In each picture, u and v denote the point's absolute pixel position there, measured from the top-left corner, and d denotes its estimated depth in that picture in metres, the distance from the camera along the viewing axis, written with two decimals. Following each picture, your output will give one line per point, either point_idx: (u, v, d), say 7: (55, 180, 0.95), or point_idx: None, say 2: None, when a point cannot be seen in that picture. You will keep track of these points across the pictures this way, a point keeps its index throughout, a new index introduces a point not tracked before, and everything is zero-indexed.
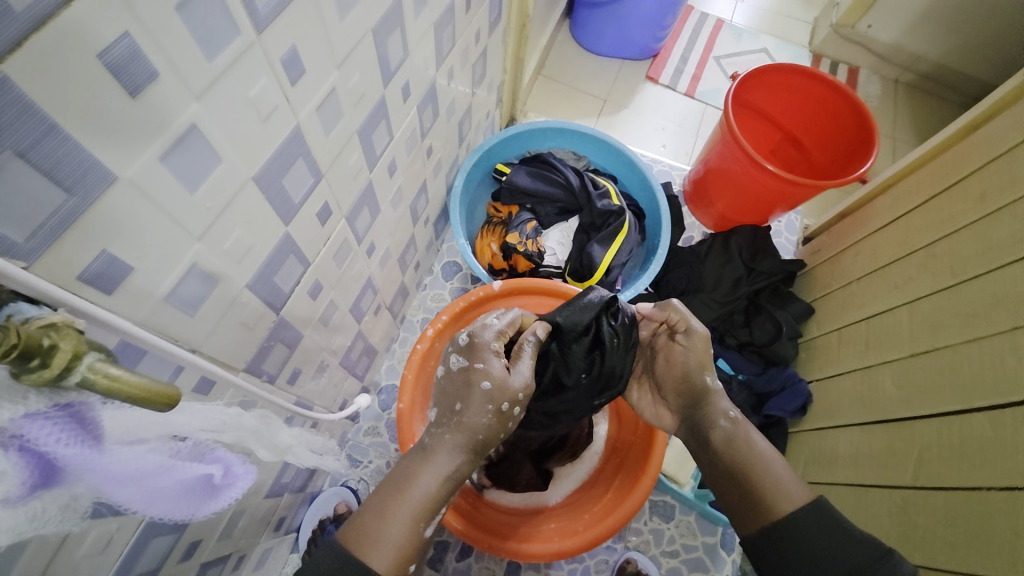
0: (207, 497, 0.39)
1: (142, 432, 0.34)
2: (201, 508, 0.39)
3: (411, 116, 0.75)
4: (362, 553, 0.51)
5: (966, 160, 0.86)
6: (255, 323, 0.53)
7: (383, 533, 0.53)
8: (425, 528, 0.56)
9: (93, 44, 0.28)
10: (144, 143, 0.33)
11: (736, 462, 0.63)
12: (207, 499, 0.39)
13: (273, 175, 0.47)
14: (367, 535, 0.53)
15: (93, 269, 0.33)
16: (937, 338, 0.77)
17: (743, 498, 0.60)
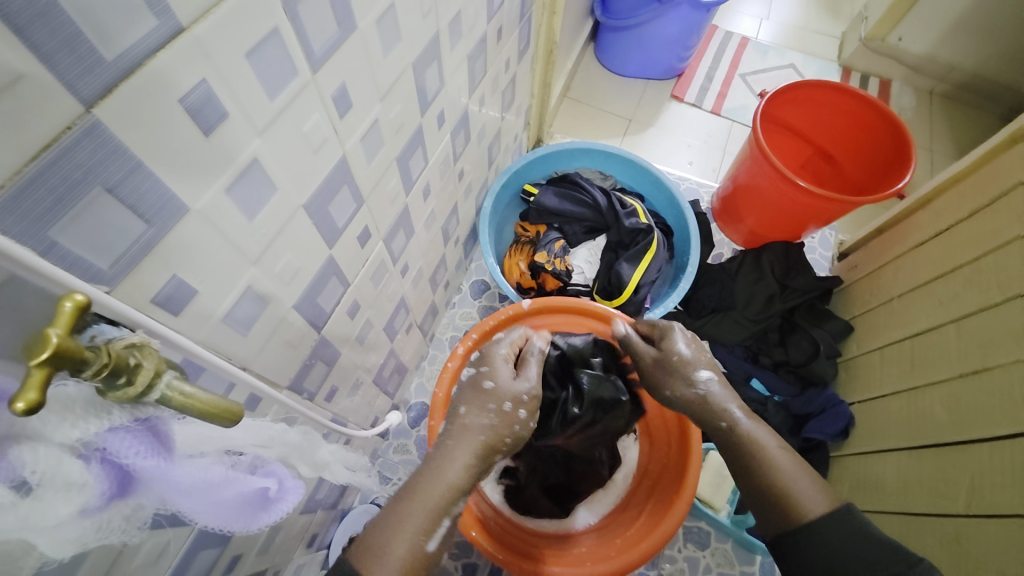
0: (260, 510, 0.41)
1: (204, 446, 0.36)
2: (255, 521, 0.41)
3: (445, 141, 0.78)
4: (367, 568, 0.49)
5: (1008, 172, 0.83)
6: (299, 342, 0.56)
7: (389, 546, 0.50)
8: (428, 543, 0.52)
9: (175, 90, 0.31)
10: (212, 176, 0.36)
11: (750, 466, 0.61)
12: (261, 512, 0.41)
13: (321, 202, 0.50)
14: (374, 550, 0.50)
15: (164, 292, 0.36)
16: (988, 358, 0.74)
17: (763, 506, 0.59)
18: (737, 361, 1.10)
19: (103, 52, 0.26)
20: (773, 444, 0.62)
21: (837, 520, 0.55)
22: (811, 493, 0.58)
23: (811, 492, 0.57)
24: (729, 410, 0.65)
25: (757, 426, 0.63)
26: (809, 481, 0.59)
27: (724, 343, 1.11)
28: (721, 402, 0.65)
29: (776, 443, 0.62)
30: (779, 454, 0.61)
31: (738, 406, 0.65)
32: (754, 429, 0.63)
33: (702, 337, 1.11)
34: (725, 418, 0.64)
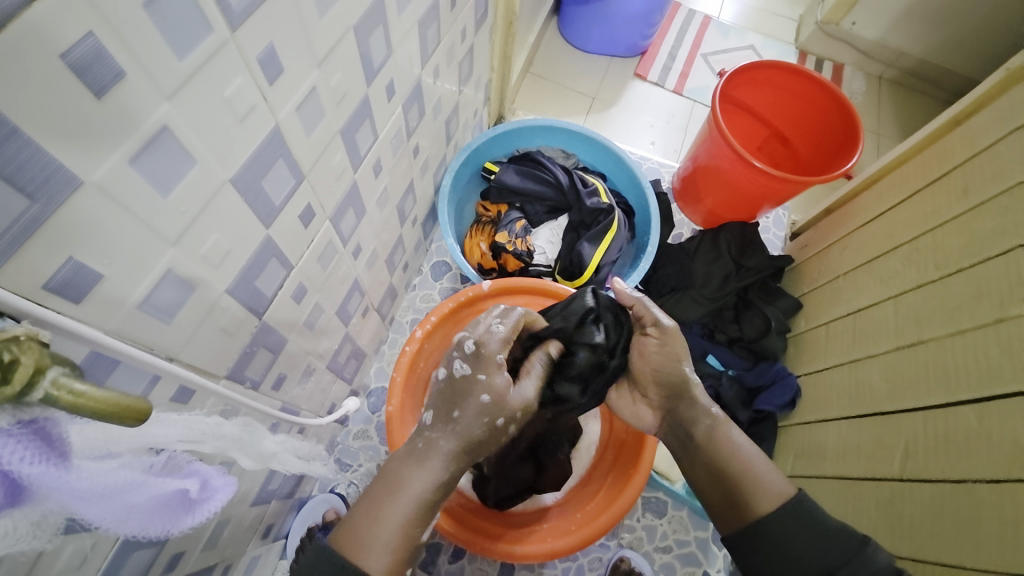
0: (184, 511, 0.37)
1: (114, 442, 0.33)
2: (175, 523, 0.37)
3: (397, 115, 0.73)
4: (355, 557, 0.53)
5: (949, 154, 0.87)
6: (236, 328, 0.52)
7: (374, 536, 0.54)
8: (422, 533, 0.57)
9: (54, 44, 0.27)
10: (108, 145, 0.32)
11: (713, 463, 0.65)
12: (183, 514, 0.37)
13: (252, 177, 0.46)
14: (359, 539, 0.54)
15: (60, 277, 0.32)
16: (922, 331, 0.78)
17: (728, 499, 0.64)
18: (694, 338, 1.13)
19: None
20: (745, 441, 0.67)
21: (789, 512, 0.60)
22: (766, 487, 0.63)
23: (769, 485, 0.63)
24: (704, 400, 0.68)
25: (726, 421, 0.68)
26: (766, 471, 0.64)
27: (683, 321, 1.13)
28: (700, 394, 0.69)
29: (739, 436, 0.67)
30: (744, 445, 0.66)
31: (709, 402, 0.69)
32: (725, 426, 0.67)
33: (662, 315, 1.14)
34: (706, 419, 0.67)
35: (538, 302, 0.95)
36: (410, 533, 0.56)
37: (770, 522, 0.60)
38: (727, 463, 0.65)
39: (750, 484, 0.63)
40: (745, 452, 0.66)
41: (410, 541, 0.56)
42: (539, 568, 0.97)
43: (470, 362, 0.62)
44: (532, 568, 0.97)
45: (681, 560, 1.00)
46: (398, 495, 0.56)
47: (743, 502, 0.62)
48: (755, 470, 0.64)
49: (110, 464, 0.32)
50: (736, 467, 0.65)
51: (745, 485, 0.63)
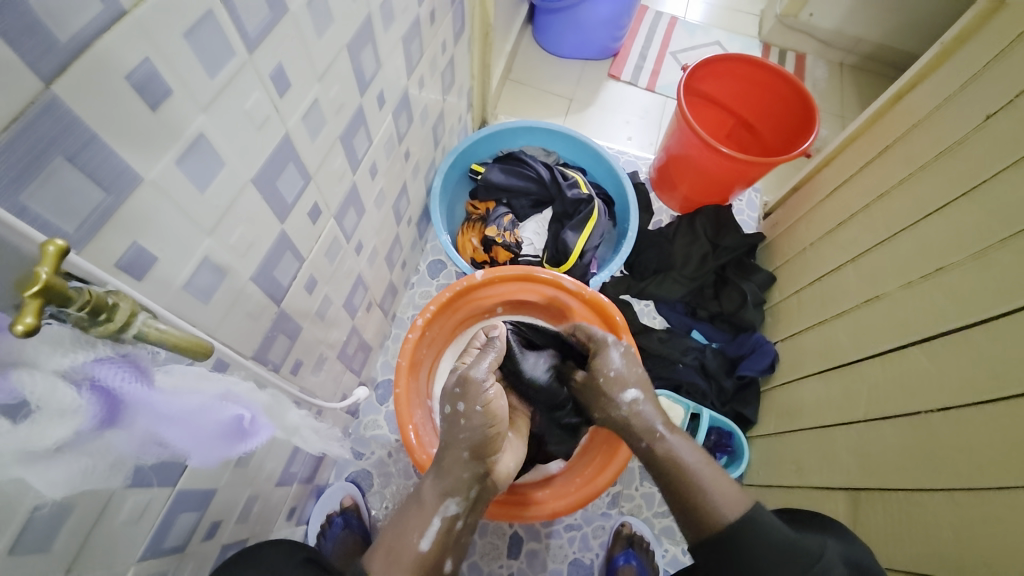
0: (238, 439, 0.47)
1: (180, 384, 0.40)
2: (233, 449, 0.47)
3: (388, 122, 0.81)
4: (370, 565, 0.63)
5: (894, 127, 0.96)
6: (259, 313, 0.59)
7: (400, 543, 0.65)
8: (421, 542, 0.65)
9: (121, 68, 0.34)
10: (161, 149, 0.39)
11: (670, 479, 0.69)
12: (237, 442, 0.47)
13: (269, 177, 0.53)
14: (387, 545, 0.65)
15: (126, 257, 0.39)
16: (878, 287, 0.86)
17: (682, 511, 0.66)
18: (677, 316, 1.22)
19: (57, 33, 0.30)
20: (693, 459, 0.69)
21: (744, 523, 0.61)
22: (726, 500, 0.64)
23: (722, 495, 0.64)
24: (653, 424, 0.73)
25: (678, 442, 0.71)
26: (716, 480, 0.66)
27: (666, 301, 1.22)
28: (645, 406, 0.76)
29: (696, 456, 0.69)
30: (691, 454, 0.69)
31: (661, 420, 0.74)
32: (675, 445, 0.71)
33: (647, 296, 1.22)
34: (646, 437, 0.73)
35: (530, 288, 1.03)
36: (416, 545, 0.65)
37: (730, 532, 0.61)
38: (678, 480, 0.67)
39: (706, 496, 0.65)
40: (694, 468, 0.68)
41: (414, 552, 0.64)
42: (546, 537, 1.03)
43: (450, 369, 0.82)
44: (539, 537, 1.03)
45: None
46: (422, 512, 0.67)
47: (698, 512, 0.64)
48: (705, 476, 0.67)
49: (182, 398, 0.40)
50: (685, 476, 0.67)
51: (699, 498, 0.65)
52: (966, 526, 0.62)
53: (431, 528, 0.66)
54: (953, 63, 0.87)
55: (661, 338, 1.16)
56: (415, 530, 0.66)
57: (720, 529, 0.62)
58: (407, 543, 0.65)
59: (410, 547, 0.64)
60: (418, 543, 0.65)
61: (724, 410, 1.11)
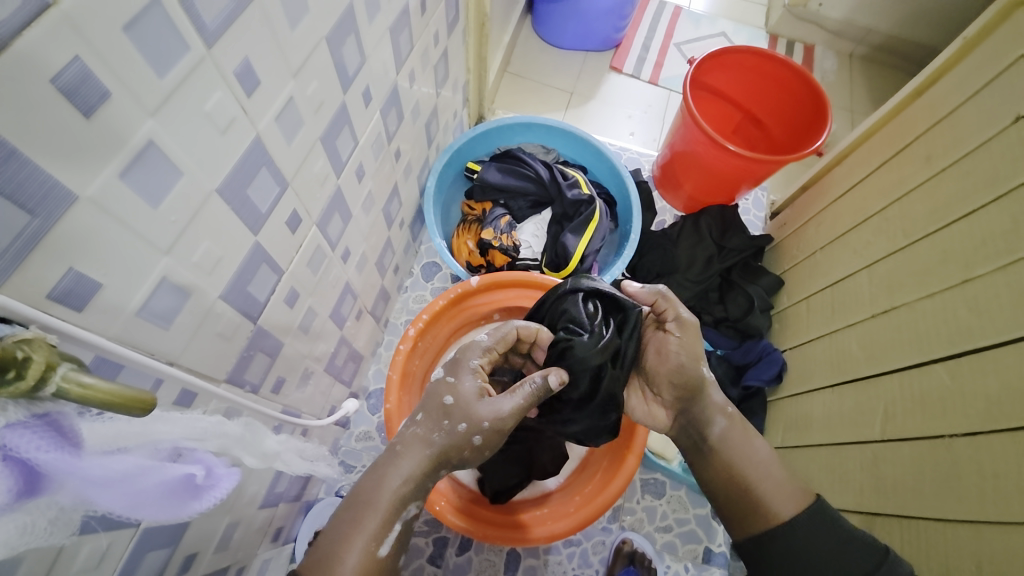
0: (190, 498, 0.40)
1: (118, 438, 0.34)
2: (185, 508, 0.39)
3: (375, 120, 0.76)
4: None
5: (912, 125, 0.90)
6: (232, 333, 0.54)
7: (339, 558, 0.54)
8: (379, 548, 0.57)
9: (46, 70, 0.29)
10: (100, 161, 0.34)
11: (731, 469, 0.69)
12: (190, 500, 0.40)
13: (237, 185, 0.48)
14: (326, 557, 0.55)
15: (62, 286, 0.34)
16: (894, 297, 0.81)
17: (745, 509, 0.67)
18: None
19: None
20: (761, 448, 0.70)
21: (814, 516, 0.64)
22: (780, 499, 0.66)
23: (781, 499, 0.65)
24: (716, 418, 0.71)
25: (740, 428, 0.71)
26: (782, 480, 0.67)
27: None
28: (714, 395, 0.72)
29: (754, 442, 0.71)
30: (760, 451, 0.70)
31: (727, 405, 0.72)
32: (738, 426, 0.71)
33: None
34: (714, 425, 0.71)
35: (527, 294, 0.98)
36: (370, 551, 0.56)
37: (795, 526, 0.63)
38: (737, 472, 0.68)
39: (770, 491, 0.66)
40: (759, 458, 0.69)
41: (368, 558, 0.56)
42: (545, 554, 0.99)
43: (447, 367, 0.68)
44: (538, 554, 0.99)
45: (681, 539, 1.03)
46: (364, 517, 0.57)
47: (764, 509, 0.65)
48: (767, 483, 0.67)
49: (117, 460, 0.34)
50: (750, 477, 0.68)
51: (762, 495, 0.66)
52: (983, 551, 0.59)
53: (391, 534, 0.58)
54: (977, 56, 0.81)
55: None
56: (372, 534, 0.57)
57: (783, 523, 0.64)
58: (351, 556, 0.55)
59: (359, 559, 0.55)
60: (373, 548, 0.56)
61: None
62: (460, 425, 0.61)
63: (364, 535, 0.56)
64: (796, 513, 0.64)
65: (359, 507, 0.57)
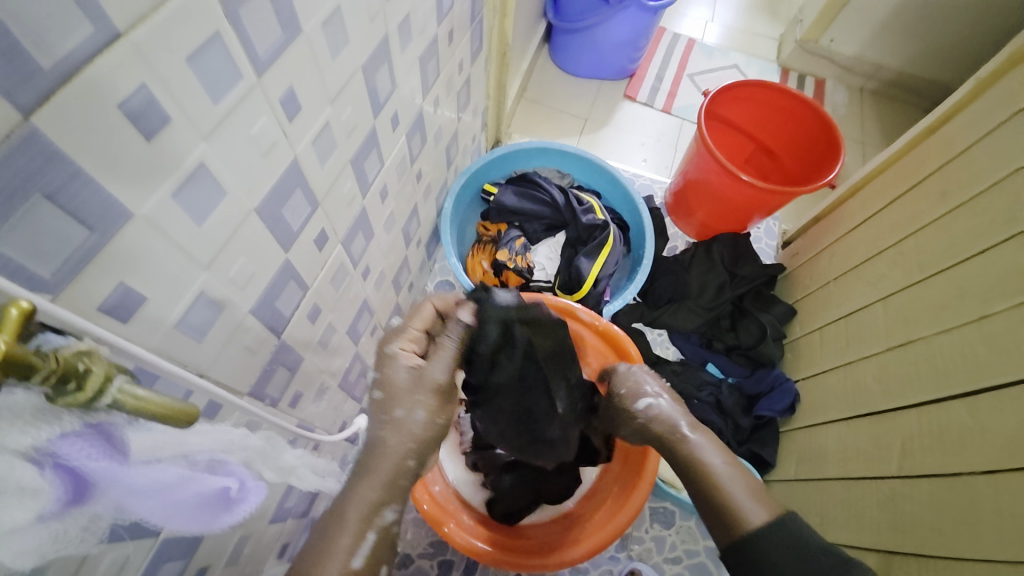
0: (220, 510, 0.41)
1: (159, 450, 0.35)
2: (213, 519, 0.41)
3: (401, 143, 0.78)
4: None
5: (925, 162, 0.92)
6: (257, 347, 0.55)
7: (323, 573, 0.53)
8: (353, 560, 0.55)
9: (115, 96, 0.31)
10: (156, 181, 0.36)
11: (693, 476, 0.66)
12: (220, 512, 0.41)
13: (273, 205, 0.50)
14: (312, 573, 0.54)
15: (111, 299, 0.36)
16: (910, 331, 0.81)
17: (713, 517, 0.63)
18: (692, 347, 1.17)
19: (40, 60, 0.26)
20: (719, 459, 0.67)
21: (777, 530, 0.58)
22: (754, 503, 0.61)
23: (753, 503, 0.61)
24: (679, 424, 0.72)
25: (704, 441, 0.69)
26: (748, 494, 0.62)
27: (681, 331, 1.17)
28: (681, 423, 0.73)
29: (723, 457, 0.67)
30: (727, 468, 0.66)
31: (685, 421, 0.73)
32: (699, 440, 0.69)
33: (661, 325, 1.17)
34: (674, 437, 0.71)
35: None
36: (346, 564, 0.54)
37: (758, 538, 0.58)
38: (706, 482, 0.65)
39: (739, 501, 0.62)
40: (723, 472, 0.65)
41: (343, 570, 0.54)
42: None
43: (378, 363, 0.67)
44: None
45: (692, 571, 1.01)
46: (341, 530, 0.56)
47: (732, 517, 0.61)
48: (734, 490, 0.63)
49: (161, 471, 0.35)
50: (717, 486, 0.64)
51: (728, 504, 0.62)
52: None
53: (367, 543, 0.56)
54: (990, 98, 0.83)
55: (674, 370, 1.11)
56: (347, 544, 0.55)
57: (746, 532, 0.59)
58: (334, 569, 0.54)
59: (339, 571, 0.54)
60: (347, 560, 0.54)
61: (741, 449, 1.06)
62: (399, 410, 0.62)
63: (337, 553, 0.54)
64: (764, 521, 0.59)
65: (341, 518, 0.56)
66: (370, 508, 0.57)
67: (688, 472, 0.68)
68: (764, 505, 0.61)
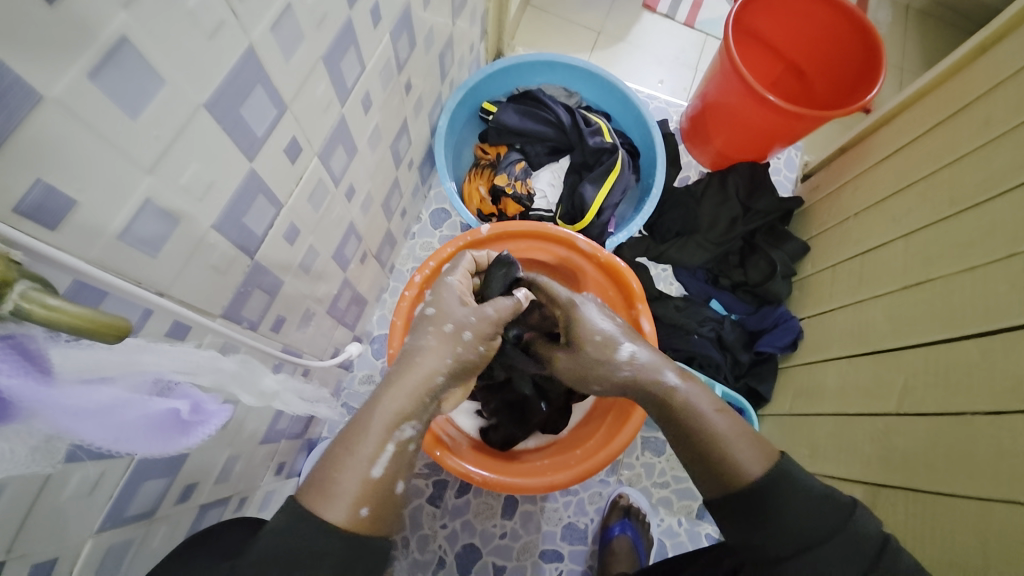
0: (178, 434, 0.39)
1: (90, 372, 0.32)
2: (171, 445, 0.39)
3: (384, 45, 0.69)
4: (316, 507, 0.48)
5: (974, 83, 0.81)
6: (227, 267, 0.51)
7: (338, 484, 0.49)
8: (373, 469, 0.51)
9: None
10: (66, 55, 0.29)
11: (687, 433, 0.57)
12: (178, 436, 0.39)
13: (228, 103, 0.43)
14: (323, 487, 0.49)
15: (31, 200, 0.31)
16: (928, 270, 0.76)
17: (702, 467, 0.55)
18: (697, 283, 1.12)
19: None
20: (710, 408, 0.58)
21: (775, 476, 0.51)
22: (745, 455, 0.53)
23: (747, 453, 0.53)
24: (664, 374, 0.61)
25: (696, 390, 0.59)
26: (739, 436, 0.55)
27: (686, 267, 1.12)
28: (649, 376, 0.62)
29: (715, 406, 0.58)
30: (718, 420, 0.57)
31: (672, 369, 0.62)
32: (690, 392, 0.59)
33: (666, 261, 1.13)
34: (659, 389, 0.60)
35: (540, 247, 0.94)
36: (364, 473, 0.51)
37: (759, 491, 0.51)
38: (694, 433, 0.57)
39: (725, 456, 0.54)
40: (715, 427, 0.56)
41: (363, 480, 0.50)
42: (541, 501, 1.01)
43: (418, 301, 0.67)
44: (534, 500, 1.01)
45: (677, 495, 1.04)
46: (356, 442, 0.52)
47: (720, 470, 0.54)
48: (727, 442, 0.55)
49: (89, 393, 0.32)
50: (709, 439, 0.55)
51: (719, 453, 0.54)
52: (985, 527, 0.57)
53: (385, 453, 0.52)
54: None
55: (677, 306, 1.08)
56: (365, 455, 0.51)
57: (744, 486, 0.52)
58: (351, 479, 0.50)
59: (360, 482, 0.50)
60: (367, 468, 0.51)
61: (737, 384, 1.05)
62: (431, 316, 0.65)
63: (357, 461, 0.51)
64: (760, 472, 0.52)
65: (351, 438, 0.52)
66: (392, 417, 0.54)
67: (670, 421, 0.59)
68: (759, 454, 0.53)
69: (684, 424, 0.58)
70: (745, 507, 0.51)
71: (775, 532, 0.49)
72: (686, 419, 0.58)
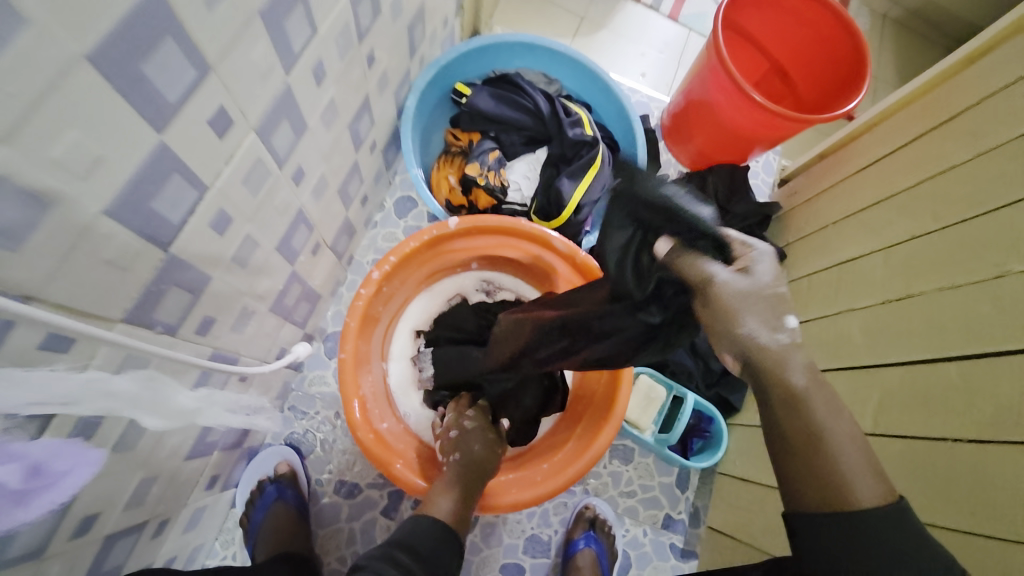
0: (18, 502, 0.38)
1: None
2: (8, 516, 0.38)
3: (342, 5, 0.59)
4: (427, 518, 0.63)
5: (960, 95, 0.79)
6: (129, 261, 0.42)
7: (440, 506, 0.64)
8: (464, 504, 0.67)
9: None
10: None
11: (802, 440, 0.39)
12: (19, 503, 0.39)
13: (124, 58, 0.34)
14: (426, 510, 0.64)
15: None
16: (909, 286, 0.74)
17: (808, 484, 0.39)
18: None
19: None
20: (838, 424, 0.39)
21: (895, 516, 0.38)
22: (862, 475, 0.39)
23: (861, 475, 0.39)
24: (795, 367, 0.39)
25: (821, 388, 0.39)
26: (862, 462, 0.39)
27: None
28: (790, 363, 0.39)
29: (849, 429, 0.39)
30: (850, 441, 0.39)
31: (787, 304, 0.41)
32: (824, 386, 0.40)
33: None
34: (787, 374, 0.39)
35: (511, 245, 0.87)
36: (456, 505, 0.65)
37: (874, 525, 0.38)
38: (813, 454, 0.39)
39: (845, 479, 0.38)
40: (843, 448, 0.39)
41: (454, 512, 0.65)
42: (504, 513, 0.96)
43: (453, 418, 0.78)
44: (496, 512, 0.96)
45: (644, 504, 1.01)
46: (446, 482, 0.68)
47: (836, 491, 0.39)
48: (851, 465, 0.39)
49: None
50: (831, 457, 0.39)
51: (831, 472, 0.38)
52: (959, 562, 0.56)
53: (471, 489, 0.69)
54: None
55: None
56: (460, 492, 0.67)
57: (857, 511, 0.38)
58: (445, 504, 0.65)
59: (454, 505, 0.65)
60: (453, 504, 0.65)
61: (708, 392, 1.02)
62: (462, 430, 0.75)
63: (446, 493, 0.66)
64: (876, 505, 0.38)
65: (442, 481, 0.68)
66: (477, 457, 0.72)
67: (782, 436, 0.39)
68: (877, 484, 0.39)
69: (793, 435, 0.39)
70: (834, 534, 0.39)
71: (871, 565, 0.38)
72: (800, 431, 0.39)
